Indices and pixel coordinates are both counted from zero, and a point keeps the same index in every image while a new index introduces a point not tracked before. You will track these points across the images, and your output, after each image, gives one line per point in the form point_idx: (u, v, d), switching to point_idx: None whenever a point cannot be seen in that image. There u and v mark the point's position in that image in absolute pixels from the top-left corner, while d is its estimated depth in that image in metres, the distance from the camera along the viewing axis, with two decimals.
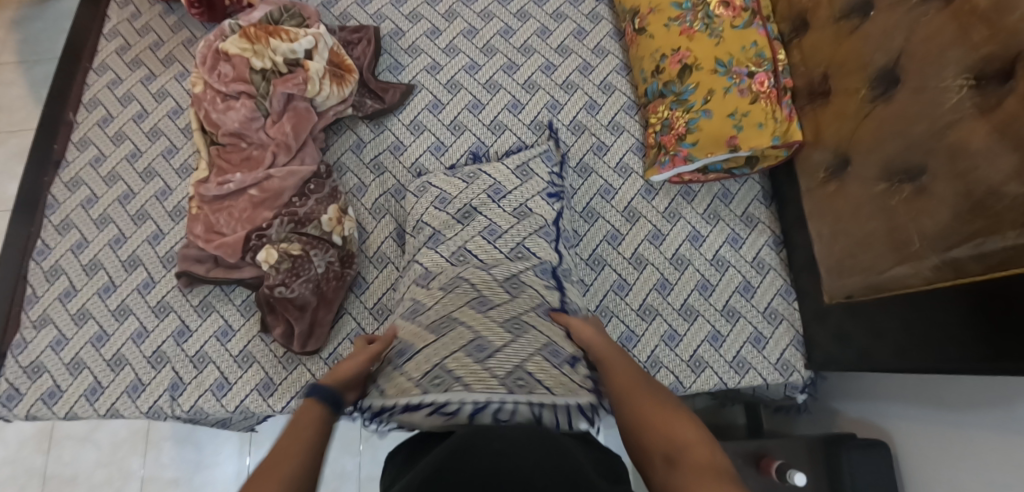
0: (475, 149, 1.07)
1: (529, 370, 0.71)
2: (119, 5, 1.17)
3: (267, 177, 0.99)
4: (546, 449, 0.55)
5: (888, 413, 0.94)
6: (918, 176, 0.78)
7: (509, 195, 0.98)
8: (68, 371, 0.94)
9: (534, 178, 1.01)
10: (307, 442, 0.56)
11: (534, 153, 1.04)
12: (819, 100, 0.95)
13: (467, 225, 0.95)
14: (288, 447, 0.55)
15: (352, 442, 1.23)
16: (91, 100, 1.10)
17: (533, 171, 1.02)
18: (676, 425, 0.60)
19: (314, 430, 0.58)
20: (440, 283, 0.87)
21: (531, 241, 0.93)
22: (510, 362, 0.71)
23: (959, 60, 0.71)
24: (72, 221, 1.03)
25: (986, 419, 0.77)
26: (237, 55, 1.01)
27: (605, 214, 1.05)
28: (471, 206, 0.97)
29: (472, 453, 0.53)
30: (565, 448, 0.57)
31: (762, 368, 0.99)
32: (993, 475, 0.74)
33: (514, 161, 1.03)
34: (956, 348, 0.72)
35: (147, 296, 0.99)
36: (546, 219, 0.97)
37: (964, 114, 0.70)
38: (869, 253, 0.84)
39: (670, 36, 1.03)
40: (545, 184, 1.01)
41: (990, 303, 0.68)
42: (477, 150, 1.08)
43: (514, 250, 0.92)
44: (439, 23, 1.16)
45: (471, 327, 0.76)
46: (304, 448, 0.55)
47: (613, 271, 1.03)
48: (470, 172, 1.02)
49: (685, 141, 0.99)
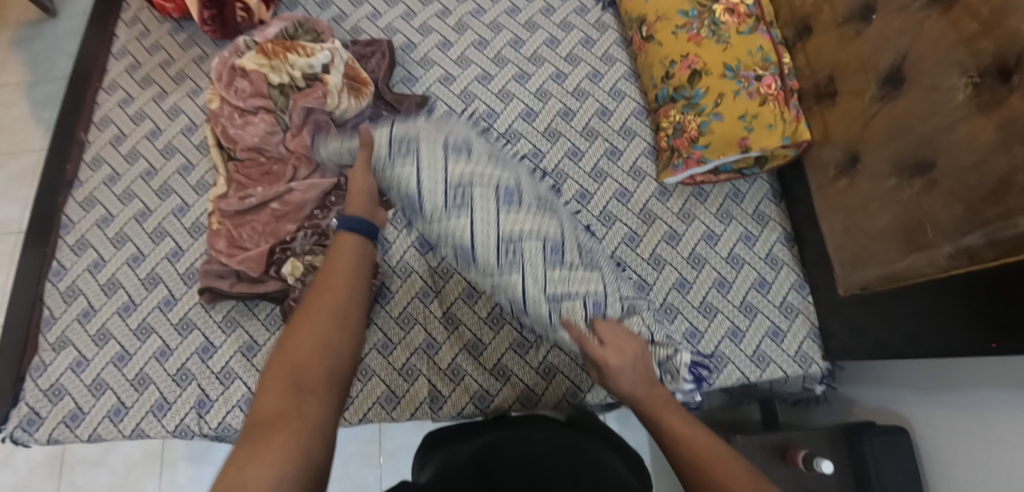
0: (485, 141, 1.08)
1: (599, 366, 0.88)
2: (127, 24, 1.16)
3: (288, 191, 1.00)
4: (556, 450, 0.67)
5: (905, 399, 0.97)
6: (929, 170, 0.81)
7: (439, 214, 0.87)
8: (91, 393, 0.93)
9: (453, 218, 0.84)
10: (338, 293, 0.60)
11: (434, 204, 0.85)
12: (825, 100, 0.99)
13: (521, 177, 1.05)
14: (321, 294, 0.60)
15: (373, 454, 1.23)
16: (102, 119, 1.09)
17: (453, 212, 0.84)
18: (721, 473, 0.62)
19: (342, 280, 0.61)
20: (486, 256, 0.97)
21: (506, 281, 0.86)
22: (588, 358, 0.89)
23: (964, 60, 0.75)
24: (88, 241, 1.01)
25: (1000, 397, 0.80)
26: (254, 70, 1.02)
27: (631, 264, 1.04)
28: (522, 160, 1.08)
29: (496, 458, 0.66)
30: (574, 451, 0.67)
31: (782, 361, 1.01)
32: (1012, 451, 0.78)
33: (431, 216, 0.87)
34: (962, 333, 0.77)
35: (168, 314, 0.98)
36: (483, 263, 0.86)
37: (972, 110, 0.74)
38: (884, 246, 0.87)
39: (679, 43, 1.06)
40: (454, 239, 0.85)
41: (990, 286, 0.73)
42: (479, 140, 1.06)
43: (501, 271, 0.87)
44: (449, 34, 1.18)
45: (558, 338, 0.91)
46: (334, 301, 0.59)
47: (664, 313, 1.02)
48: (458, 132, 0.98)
49: (697, 143, 1.02)
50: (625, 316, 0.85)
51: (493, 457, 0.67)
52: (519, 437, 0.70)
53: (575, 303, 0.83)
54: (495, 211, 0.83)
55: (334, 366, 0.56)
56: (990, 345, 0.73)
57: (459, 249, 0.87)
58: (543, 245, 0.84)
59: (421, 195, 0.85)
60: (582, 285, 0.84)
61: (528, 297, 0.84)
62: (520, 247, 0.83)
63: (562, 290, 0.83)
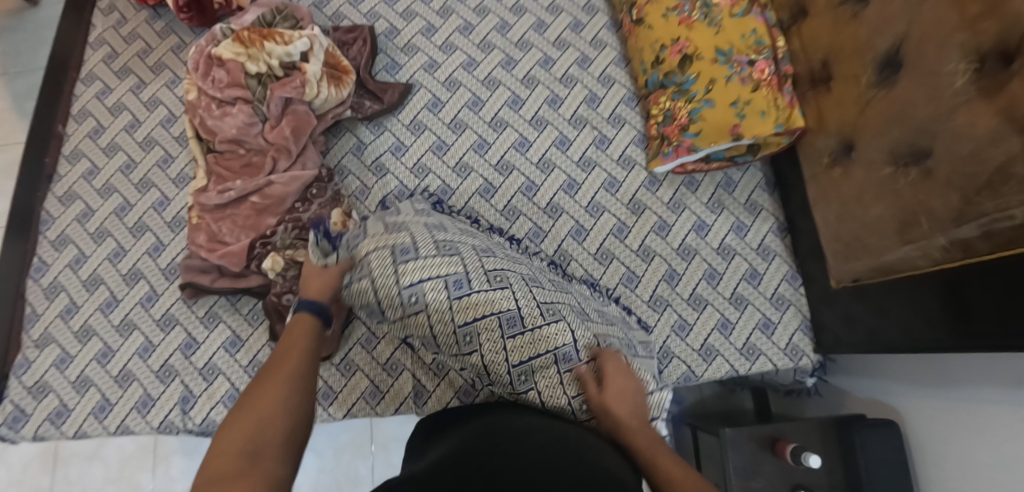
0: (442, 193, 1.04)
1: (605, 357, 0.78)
2: (104, 13, 1.14)
3: (268, 183, 0.98)
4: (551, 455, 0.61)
5: (896, 391, 0.95)
6: (925, 160, 0.78)
7: (415, 254, 0.81)
8: (75, 390, 0.93)
9: (420, 313, 0.78)
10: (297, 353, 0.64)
11: (397, 307, 0.79)
12: (820, 86, 0.96)
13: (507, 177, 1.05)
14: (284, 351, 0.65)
15: (364, 444, 1.23)
16: (80, 111, 1.07)
17: (416, 303, 0.78)
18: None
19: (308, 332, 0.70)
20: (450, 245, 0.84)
21: (487, 349, 0.78)
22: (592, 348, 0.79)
23: (963, 44, 0.71)
24: (68, 236, 1.00)
25: (991, 392, 0.78)
26: (230, 60, 0.99)
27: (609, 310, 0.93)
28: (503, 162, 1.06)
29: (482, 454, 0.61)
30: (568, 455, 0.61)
31: (772, 354, 1.00)
32: (1002, 447, 0.76)
33: (393, 305, 0.80)
34: (950, 327, 0.75)
35: (150, 309, 0.97)
36: (453, 340, 0.79)
37: (971, 97, 0.70)
38: (877, 238, 0.85)
39: (669, 27, 1.03)
40: (425, 331, 0.80)
41: (988, 281, 0.70)
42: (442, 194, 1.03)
43: (466, 336, 0.78)
44: (434, 19, 1.14)
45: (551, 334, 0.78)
46: (295, 365, 0.62)
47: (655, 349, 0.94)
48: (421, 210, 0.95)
49: (688, 131, 0.99)
50: (600, 342, 0.80)
51: (492, 446, 0.62)
52: (518, 432, 0.66)
53: (546, 359, 0.77)
54: (448, 306, 0.77)
55: (292, 417, 0.55)
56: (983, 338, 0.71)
57: (428, 340, 0.82)
58: (500, 320, 0.78)
59: (382, 308, 0.80)
60: (545, 347, 0.77)
61: (495, 371, 0.77)
62: (478, 327, 0.78)
63: (527, 354, 0.76)
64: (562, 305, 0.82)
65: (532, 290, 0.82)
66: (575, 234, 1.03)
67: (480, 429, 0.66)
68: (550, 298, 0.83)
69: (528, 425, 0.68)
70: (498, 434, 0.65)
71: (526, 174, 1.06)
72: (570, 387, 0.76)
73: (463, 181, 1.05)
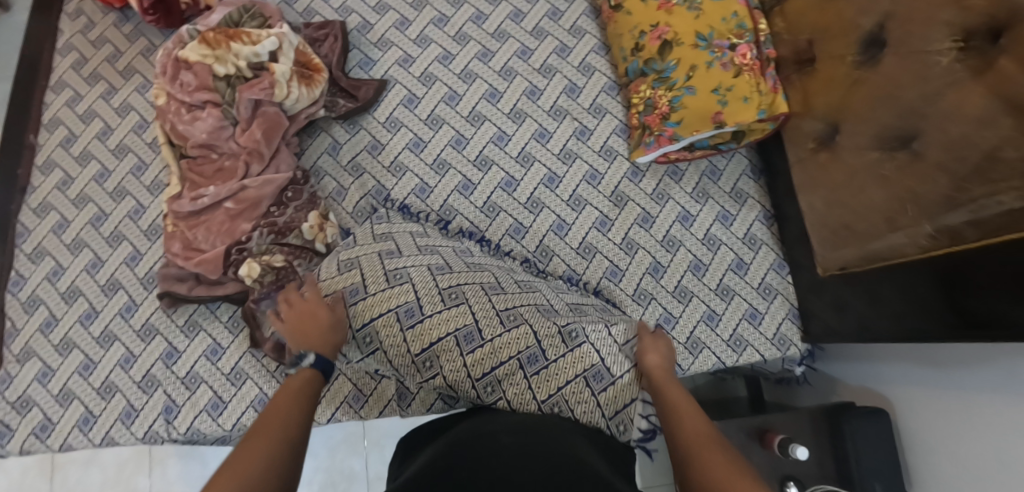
0: (420, 191, 1.01)
1: (580, 350, 0.74)
2: (71, 17, 1.11)
3: (242, 188, 0.96)
4: (524, 453, 0.59)
5: (887, 377, 0.93)
6: (912, 143, 0.75)
7: (363, 293, 0.79)
8: (59, 403, 0.93)
9: (377, 349, 0.78)
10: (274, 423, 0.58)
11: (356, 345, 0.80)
12: (805, 68, 0.93)
13: (486, 174, 1.03)
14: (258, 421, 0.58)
15: (357, 442, 1.23)
16: (51, 120, 1.05)
17: (372, 341, 0.78)
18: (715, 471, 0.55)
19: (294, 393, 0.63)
20: (401, 265, 0.82)
21: (448, 370, 0.74)
22: (563, 349, 0.74)
23: (949, 22, 0.68)
24: (45, 248, 0.99)
25: (984, 381, 0.76)
26: (198, 62, 0.97)
27: (590, 307, 0.89)
28: (482, 157, 1.04)
29: (460, 454, 0.59)
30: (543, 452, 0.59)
31: (759, 344, 0.98)
32: (994, 437, 0.74)
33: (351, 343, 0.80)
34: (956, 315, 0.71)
35: (130, 320, 0.97)
36: (416, 368, 0.77)
37: (959, 77, 0.67)
38: (862, 225, 0.82)
39: (649, 12, 0.99)
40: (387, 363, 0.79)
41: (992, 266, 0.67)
42: (421, 192, 1.02)
43: (425, 360, 0.76)
44: (407, 12, 1.11)
45: (512, 336, 0.74)
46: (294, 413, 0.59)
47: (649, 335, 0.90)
48: (382, 234, 0.92)
49: (669, 120, 0.96)
50: (566, 336, 0.75)
51: (462, 451, 0.60)
52: (485, 431, 0.63)
53: (508, 368, 0.73)
54: (402, 339, 0.76)
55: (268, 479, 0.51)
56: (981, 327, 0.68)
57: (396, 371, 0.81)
58: (457, 339, 0.75)
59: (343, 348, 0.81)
60: (506, 355, 0.73)
61: (463, 390, 0.75)
62: (436, 352, 0.75)
63: (488, 366, 0.73)
64: (525, 308, 0.78)
65: (489, 299, 0.79)
66: (557, 229, 1.01)
67: (449, 438, 0.64)
68: (511, 305, 0.79)
69: (493, 426, 0.64)
70: (471, 436, 0.63)
71: (505, 169, 1.03)
72: (540, 392, 0.72)
73: (440, 178, 1.02)
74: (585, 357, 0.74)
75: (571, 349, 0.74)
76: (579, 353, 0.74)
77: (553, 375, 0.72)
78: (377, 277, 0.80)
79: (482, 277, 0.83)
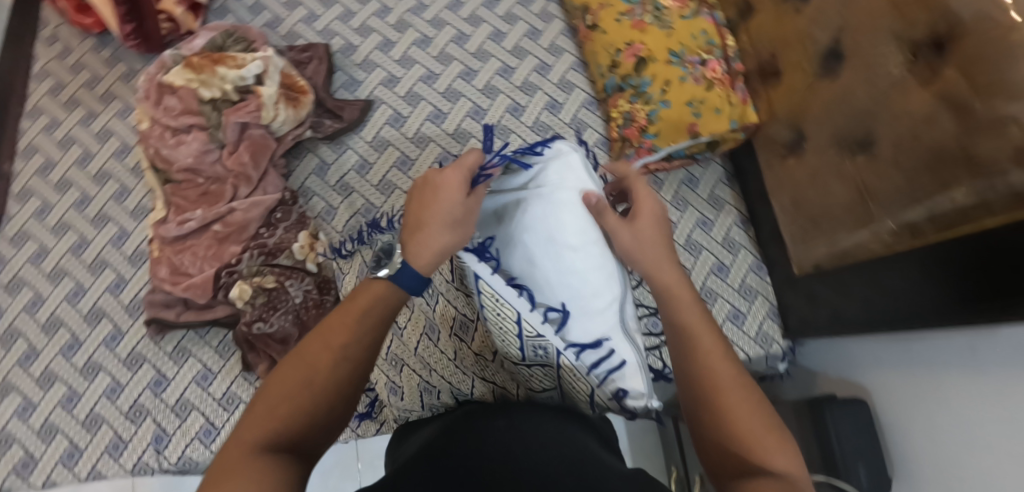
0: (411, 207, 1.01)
1: (496, 322, 0.66)
2: (45, 43, 1.11)
3: (230, 211, 0.96)
4: (510, 436, 0.55)
5: (862, 367, 0.99)
6: (870, 145, 0.81)
7: (404, 391, 0.82)
8: (40, 438, 0.90)
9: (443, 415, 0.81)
10: (305, 448, 0.48)
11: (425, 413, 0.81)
12: (770, 79, 0.99)
13: None
14: (269, 412, 0.47)
15: (351, 464, 1.07)
16: (27, 148, 1.04)
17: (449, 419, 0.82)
18: (775, 457, 0.50)
19: (335, 369, 0.50)
20: (389, 357, 0.85)
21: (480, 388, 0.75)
22: (498, 328, 0.66)
23: (896, 36, 0.75)
24: (22, 279, 0.97)
25: (946, 361, 0.82)
26: (183, 86, 0.98)
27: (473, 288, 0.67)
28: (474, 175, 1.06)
29: (452, 446, 0.55)
30: (541, 432, 0.56)
31: (743, 343, 1.02)
32: (964, 416, 0.79)
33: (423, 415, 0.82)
34: (923, 301, 0.75)
35: (116, 349, 0.94)
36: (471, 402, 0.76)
37: (907, 84, 0.74)
38: (830, 222, 0.87)
39: (623, 30, 1.04)
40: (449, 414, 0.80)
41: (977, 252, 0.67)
42: None
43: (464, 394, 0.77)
44: (390, 34, 1.14)
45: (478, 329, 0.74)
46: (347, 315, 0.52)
47: (569, 294, 0.64)
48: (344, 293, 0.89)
49: (648, 132, 1.01)
50: (503, 334, 0.66)
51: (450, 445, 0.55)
52: (475, 421, 0.59)
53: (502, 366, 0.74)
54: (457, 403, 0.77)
55: (318, 397, 0.49)
56: (966, 311, 0.69)
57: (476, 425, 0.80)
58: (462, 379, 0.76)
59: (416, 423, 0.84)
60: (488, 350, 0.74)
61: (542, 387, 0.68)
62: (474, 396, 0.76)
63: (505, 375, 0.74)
64: (441, 305, 0.78)
65: (422, 310, 0.81)
66: None
67: (437, 431, 0.60)
68: (431, 303, 0.79)
69: (484, 412, 0.60)
70: (460, 424, 0.59)
71: None
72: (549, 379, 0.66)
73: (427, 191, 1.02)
74: (505, 321, 0.64)
75: (495, 319, 0.65)
76: (501, 336, 0.66)
77: (479, 346, 0.75)
78: (395, 360, 0.84)
79: (418, 304, 0.82)
